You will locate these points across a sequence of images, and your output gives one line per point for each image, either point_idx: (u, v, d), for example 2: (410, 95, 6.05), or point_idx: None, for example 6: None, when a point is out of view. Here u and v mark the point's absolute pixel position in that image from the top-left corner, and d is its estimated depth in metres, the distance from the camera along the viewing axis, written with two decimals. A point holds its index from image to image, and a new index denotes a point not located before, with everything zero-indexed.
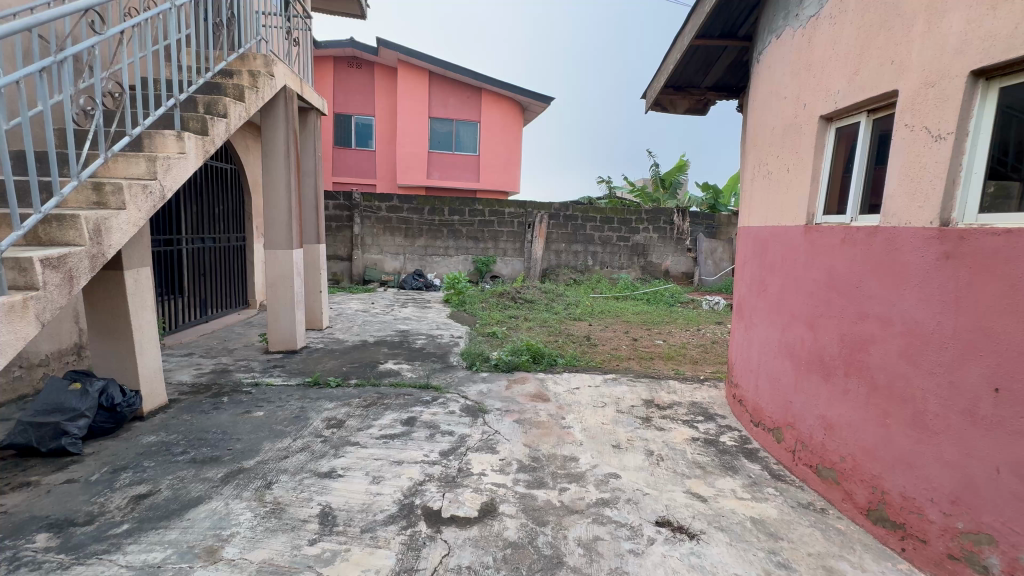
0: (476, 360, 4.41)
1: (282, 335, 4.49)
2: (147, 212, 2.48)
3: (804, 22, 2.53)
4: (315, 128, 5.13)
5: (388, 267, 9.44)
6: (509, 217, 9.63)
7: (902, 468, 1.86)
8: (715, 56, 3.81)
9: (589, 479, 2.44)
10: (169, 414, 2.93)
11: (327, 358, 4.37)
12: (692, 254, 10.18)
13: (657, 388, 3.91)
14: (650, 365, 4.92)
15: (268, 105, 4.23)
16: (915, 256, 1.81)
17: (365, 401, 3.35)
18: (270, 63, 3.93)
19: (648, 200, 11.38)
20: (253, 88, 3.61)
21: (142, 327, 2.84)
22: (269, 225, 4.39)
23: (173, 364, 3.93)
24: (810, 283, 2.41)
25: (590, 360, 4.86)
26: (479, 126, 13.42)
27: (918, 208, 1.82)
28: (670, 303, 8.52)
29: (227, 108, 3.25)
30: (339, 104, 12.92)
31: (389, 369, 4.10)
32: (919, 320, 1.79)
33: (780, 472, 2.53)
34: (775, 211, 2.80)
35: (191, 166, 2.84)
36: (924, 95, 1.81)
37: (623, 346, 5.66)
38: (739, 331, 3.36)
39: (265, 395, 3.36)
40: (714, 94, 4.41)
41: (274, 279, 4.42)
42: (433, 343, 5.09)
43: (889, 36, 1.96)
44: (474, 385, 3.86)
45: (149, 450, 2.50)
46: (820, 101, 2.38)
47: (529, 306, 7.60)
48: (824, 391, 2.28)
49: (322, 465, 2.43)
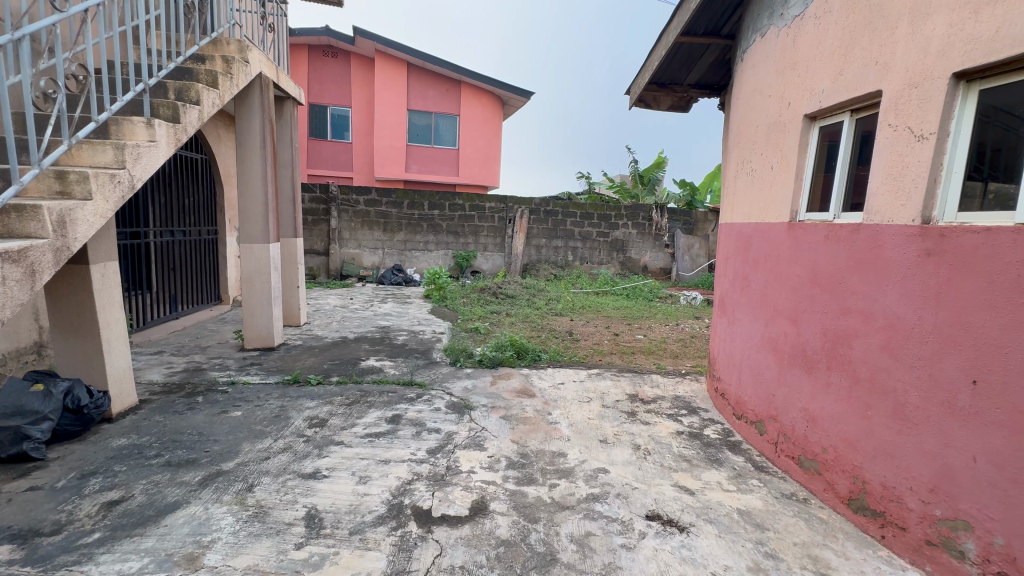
0: (460, 356, 4.37)
1: (258, 332, 4.34)
2: (116, 203, 2.35)
3: (789, 22, 2.57)
4: (292, 118, 4.97)
5: (366, 262, 9.27)
6: (489, 212, 9.57)
7: (883, 458, 1.92)
8: (698, 54, 3.85)
9: (578, 474, 2.44)
10: (140, 416, 2.80)
11: (306, 355, 4.26)
12: (670, 250, 10.35)
13: (640, 383, 3.95)
14: (632, 360, 4.98)
15: (242, 93, 4.06)
16: (897, 253, 1.86)
17: (348, 399, 3.28)
18: (244, 49, 3.78)
19: (627, 197, 11.48)
20: (227, 75, 3.46)
21: (110, 324, 2.70)
22: (244, 218, 4.23)
23: (142, 363, 3.75)
24: (792, 278, 2.46)
25: (574, 355, 4.87)
26: (459, 119, 13.27)
27: (900, 207, 1.87)
28: (649, 298, 8.63)
29: (200, 95, 3.11)
30: (314, 94, 12.58)
31: (372, 366, 4.02)
32: (900, 314, 1.85)
33: (763, 463, 2.59)
34: (759, 207, 2.84)
35: (162, 155, 2.71)
36: (907, 96, 1.85)
37: (605, 341, 5.70)
38: (721, 326, 3.42)
39: (242, 394, 3.25)
40: (696, 92, 4.45)
41: (249, 273, 4.27)
42: (415, 339, 5.03)
43: (873, 36, 2.00)
44: (459, 381, 3.81)
45: (120, 453, 2.38)
46: (804, 100, 2.42)
47: (511, 302, 7.58)
48: (807, 384, 2.33)
49: (306, 466, 2.36)
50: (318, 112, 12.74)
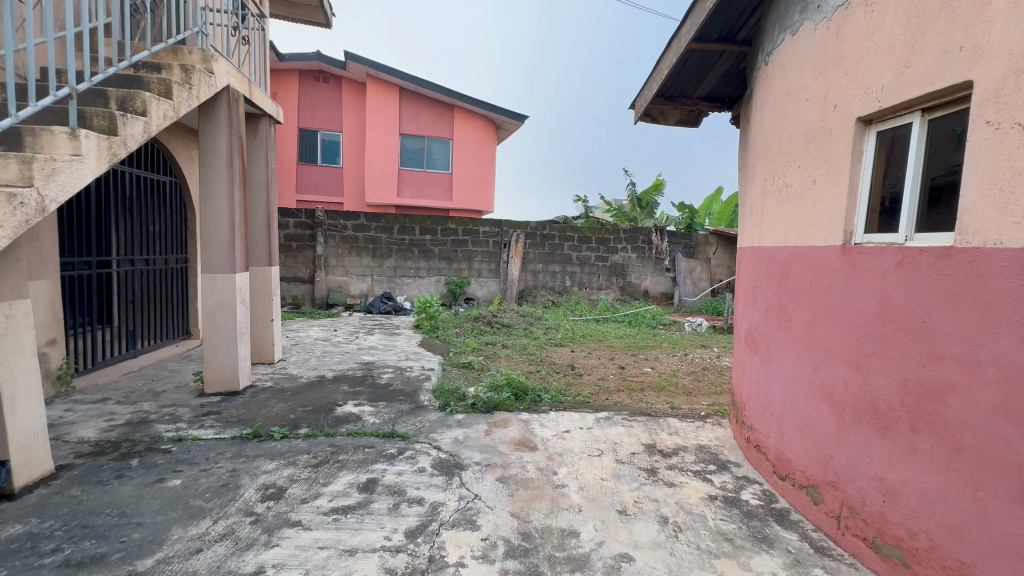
0: (450, 399, 3.85)
1: (220, 373, 3.82)
2: (14, 229, 1.89)
3: (829, 14, 2.20)
4: (268, 138, 4.59)
5: (354, 290, 8.79)
6: (483, 236, 9.18)
7: (1007, 557, 1.44)
8: (710, 64, 3.51)
9: (596, 565, 1.93)
10: (51, 490, 2.27)
11: (274, 401, 3.73)
12: (671, 274, 9.97)
13: (657, 429, 3.45)
14: (642, 398, 4.48)
15: (208, 108, 3.66)
16: (1013, 284, 1.43)
17: (315, 458, 2.77)
18: (208, 59, 3.41)
19: (625, 220, 11.17)
20: (185, 85, 3.07)
21: (16, 376, 2.20)
22: (207, 246, 3.76)
23: (78, 415, 3.21)
24: (851, 314, 2.02)
25: (578, 394, 4.37)
26: (452, 143, 13.01)
27: (1011, 225, 1.44)
28: (652, 326, 8.18)
29: (148, 105, 2.71)
30: (304, 119, 12.36)
31: (349, 413, 3.49)
32: (1023, 367, 1.40)
33: (823, 543, 2.09)
34: (797, 229, 2.43)
35: (89, 172, 2.27)
36: (1012, 85, 1.45)
37: (610, 376, 5.20)
38: (750, 364, 2.96)
39: (188, 455, 2.72)
40: (706, 107, 4.09)
41: (211, 307, 3.79)
42: (401, 378, 4.51)
43: (955, 17, 1.61)
44: (449, 431, 3.29)
45: (7, 549, 1.86)
46: (856, 101, 2.03)
47: (507, 331, 7.09)
48: (881, 448, 1.86)
49: (245, 563, 1.83)
50: (308, 137, 12.49)
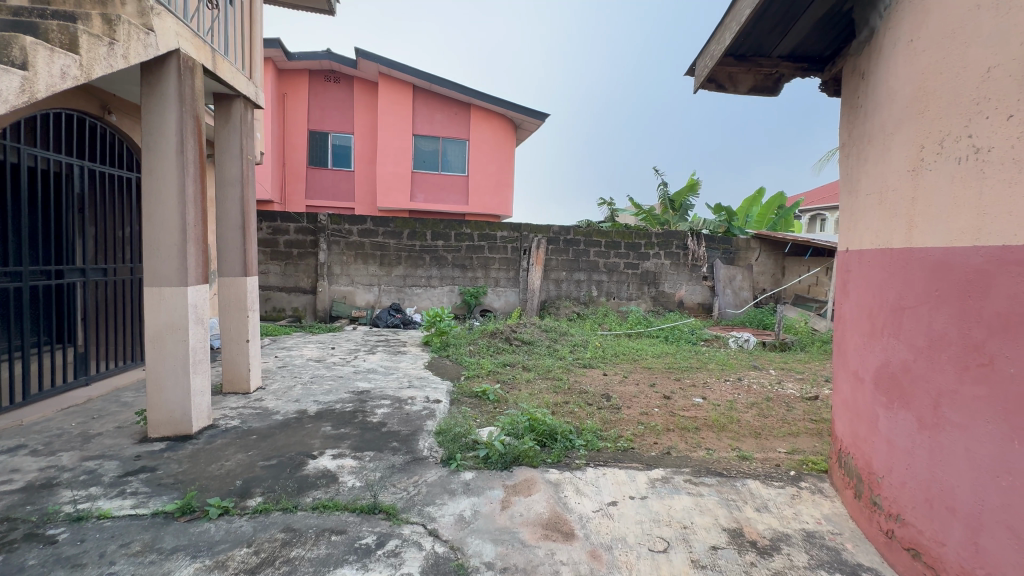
0: (457, 449, 2.97)
1: (168, 414, 3.04)
2: None
3: None
4: (242, 123, 3.82)
5: (360, 301, 8.03)
6: (501, 241, 8.33)
7: None
8: (802, 8, 2.57)
9: None
10: None
11: (233, 450, 2.90)
12: (709, 283, 8.93)
13: (739, 502, 2.49)
14: (701, 442, 3.52)
15: (153, 78, 2.91)
16: None
17: (255, 557, 1.92)
18: (147, 12, 2.67)
19: (656, 223, 10.22)
20: (102, 38, 2.32)
21: None
22: (151, 251, 2.98)
23: None
24: None
25: (619, 437, 3.44)
26: (468, 144, 12.26)
27: None
28: (693, 342, 7.18)
29: (31, 56, 1.95)
30: (314, 120, 11.82)
31: (323, 471, 2.65)
32: None
33: None
34: (1005, 219, 1.50)
35: None
36: None
37: (655, 409, 4.25)
38: (889, 423, 2.02)
39: (78, 550, 1.91)
40: (789, 68, 3.16)
41: (157, 329, 3.00)
42: (398, 414, 3.64)
43: None
44: (451, 503, 2.40)
45: None
46: None
47: (527, 349, 6.19)
48: None
49: None
50: (318, 140, 11.92)
